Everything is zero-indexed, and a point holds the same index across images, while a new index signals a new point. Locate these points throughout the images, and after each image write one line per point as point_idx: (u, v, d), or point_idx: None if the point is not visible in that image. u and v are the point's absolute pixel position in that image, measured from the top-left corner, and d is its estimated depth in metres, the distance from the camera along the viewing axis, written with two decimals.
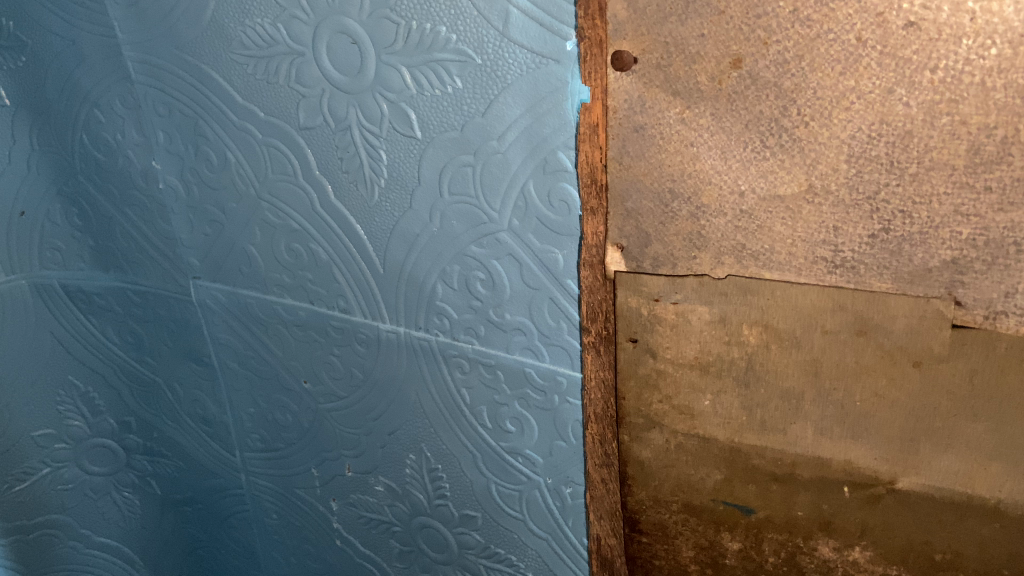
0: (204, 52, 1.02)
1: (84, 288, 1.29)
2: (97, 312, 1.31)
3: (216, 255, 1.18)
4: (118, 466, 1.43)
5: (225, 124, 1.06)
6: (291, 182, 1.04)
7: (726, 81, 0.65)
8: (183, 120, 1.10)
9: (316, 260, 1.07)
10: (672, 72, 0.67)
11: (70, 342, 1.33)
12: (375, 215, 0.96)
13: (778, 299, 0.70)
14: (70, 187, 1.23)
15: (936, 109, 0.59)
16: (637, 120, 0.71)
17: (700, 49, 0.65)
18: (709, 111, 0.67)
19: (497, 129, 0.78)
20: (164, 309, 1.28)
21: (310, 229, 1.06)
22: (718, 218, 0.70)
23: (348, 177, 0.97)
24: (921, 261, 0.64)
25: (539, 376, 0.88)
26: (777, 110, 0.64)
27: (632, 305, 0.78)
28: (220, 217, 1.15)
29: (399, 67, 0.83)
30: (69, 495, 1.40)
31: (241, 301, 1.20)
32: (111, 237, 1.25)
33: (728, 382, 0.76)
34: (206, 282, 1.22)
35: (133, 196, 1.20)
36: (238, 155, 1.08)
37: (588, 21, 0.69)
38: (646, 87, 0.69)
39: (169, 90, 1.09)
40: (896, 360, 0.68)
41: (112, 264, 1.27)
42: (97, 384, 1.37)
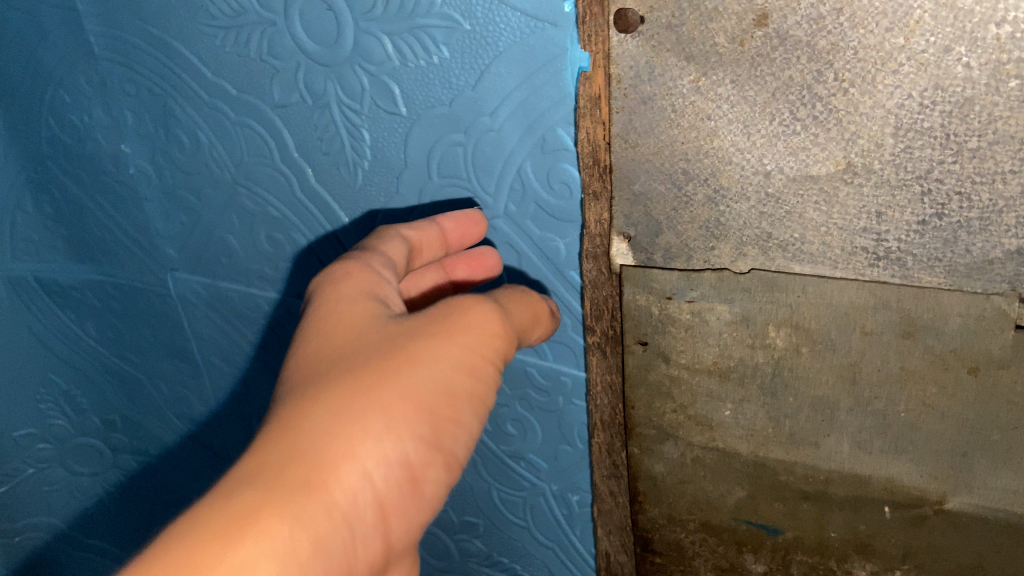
0: (169, 22, 0.92)
1: (60, 281, 1.22)
2: (75, 306, 1.24)
3: (193, 245, 1.10)
4: (106, 466, 1.39)
5: (197, 103, 0.97)
6: (269, 165, 0.95)
7: (748, 42, 0.55)
8: (151, 99, 1.00)
9: (300, 250, 1.00)
10: (685, 33, 0.57)
11: (50, 339, 1.29)
12: (365, 201, 0.89)
13: (810, 296, 0.61)
14: (35, 175, 1.15)
15: (1002, 72, 0.49)
16: (645, 90, 0.61)
17: (718, 5, 0.55)
18: (729, 78, 0.57)
19: (489, 103, 0.67)
20: (142, 303, 1.19)
21: (293, 217, 0.98)
22: (741, 203, 0.61)
23: (329, 159, 0.89)
24: (981, 252, 0.54)
25: (542, 376, 0.78)
26: (811, 75, 0.54)
27: (642, 302, 0.68)
28: (196, 205, 1.06)
29: (380, 36, 0.74)
30: (56, 494, 1.44)
31: (222, 292, 1.11)
32: (84, 226, 1.16)
33: (752, 390, 0.67)
34: (182, 273, 1.13)
35: (104, 182, 1.11)
36: (212, 137, 0.99)
37: None
38: (654, 51, 0.59)
39: (135, 66, 0.98)
40: (949, 365, 0.59)
41: (86, 255, 1.19)
42: (78, 384, 1.32)
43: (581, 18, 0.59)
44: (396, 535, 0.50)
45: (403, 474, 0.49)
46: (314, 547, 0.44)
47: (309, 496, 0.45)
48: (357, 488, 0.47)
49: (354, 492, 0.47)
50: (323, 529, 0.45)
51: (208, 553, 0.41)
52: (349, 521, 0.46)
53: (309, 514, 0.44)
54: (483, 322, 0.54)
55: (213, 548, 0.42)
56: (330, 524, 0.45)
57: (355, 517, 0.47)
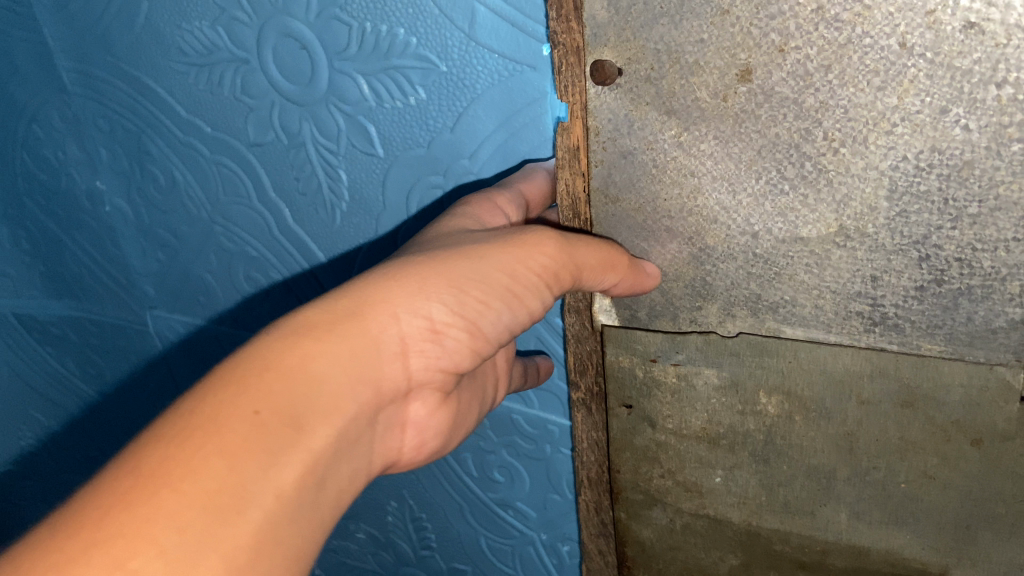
0: (140, 59, 0.87)
1: (39, 317, 1.20)
2: (55, 342, 1.22)
3: (171, 282, 1.06)
4: None
5: (171, 140, 0.92)
6: (245, 204, 0.91)
7: (731, 98, 0.51)
8: (124, 135, 0.96)
9: (280, 291, 0.97)
10: (665, 86, 0.53)
11: (32, 376, 1.29)
12: (343, 244, 0.86)
13: (803, 361, 0.58)
14: (11, 210, 1.13)
15: (1004, 135, 0.45)
16: (625, 143, 0.57)
17: (699, 58, 0.51)
18: (713, 133, 0.53)
19: (468, 146, 0.68)
20: (121, 340, 1.16)
21: (274, 256, 0.94)
22: (727, 262, 0.57)
23: (306, 200, 0.85)
24: (983, 321, 0.51)
25: (528, 424, 0.79)
26: (798, 134, 0.50)
27: (625, 364, 0.65)
28: (173, 242, 1.03)
29: (355, 76, 0.70)
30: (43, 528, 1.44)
31: (201, 329, 1.08)
32: (62, 261, 1.14)
33: (744, 457, 0.64)
34: (161, 310, 1.10)
35: (80, 218, 1.08)
36: (187, 175, 0.94)
37: (561, 23, 0.55)
38: (633, 104, 0.55)
39: (109, 103, 0.94)
40: (951, 436, 0.55)
41: (64, 291, 1.16)
42: (60, 419, 1.31)
43: (557, 67, 0.57)
44: (417, 378, 0.52)
45: (435, 327, 0.51)
46: (358, 360, 0.47)
47: (358, 327, 0.48)
48: (390, 327, 0.49)
49: (390, 329, 0.49)
50: (360, 352, 0.47)
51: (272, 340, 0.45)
52: (384, 350, 0.49)
53: (352, 339, 0.47)
54: (538, 239, 0.54)
55: (280, 345, 0.45)
56: (366, 351, 0.48)
57: (389, 349, 0.49)
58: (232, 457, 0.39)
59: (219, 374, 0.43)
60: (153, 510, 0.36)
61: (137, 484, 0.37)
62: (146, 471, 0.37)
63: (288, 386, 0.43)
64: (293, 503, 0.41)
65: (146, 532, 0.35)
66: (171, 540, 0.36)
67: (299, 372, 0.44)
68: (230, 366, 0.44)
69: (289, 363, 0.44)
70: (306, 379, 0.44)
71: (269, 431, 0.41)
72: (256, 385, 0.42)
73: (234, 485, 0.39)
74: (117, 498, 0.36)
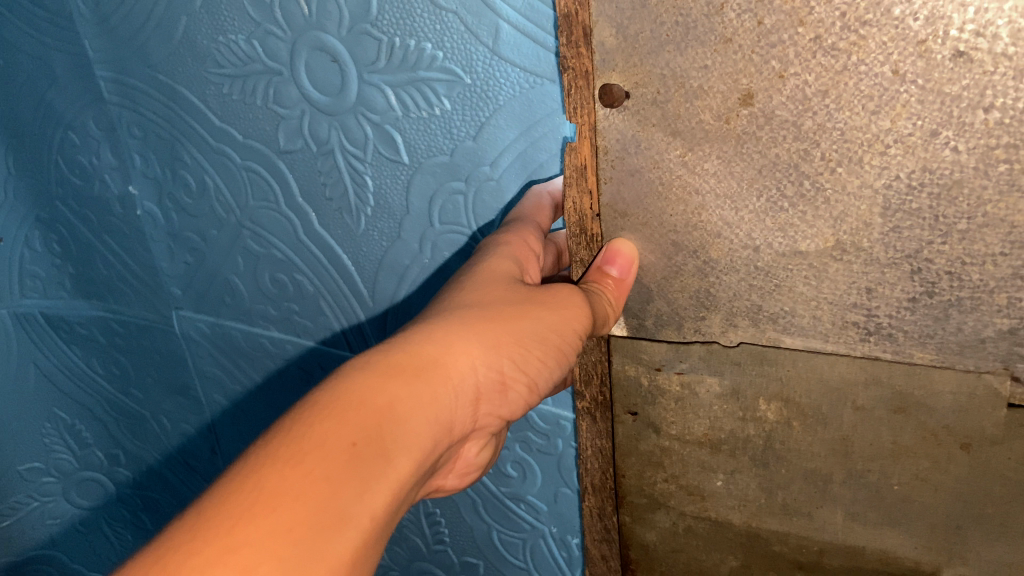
0: (176, 69, 0.88)
1: (66, 317, 1.22)
2: (80, 342, 1.23)
3: (198, 285, 1.06)
4: (110, 498, 1.39)
5: (203, 147, 0.93)
6: (271, 209, 0.92)
7: (734, 121, 0.54)
8: (157, 142, 0.97)
9: (304, 293, 0.97)
10: (670, 109, 0.56)
11: (54, 372, 1.29)
12: (365, 246, 0.87)
13: (801, 370, 0.60)
14: (41, 211, 1.14)
15: (991, 156, 0.48)
16: (633, 162, 0.60)
17: (703, 83, 0.54)
18: (716, 153, 0.56)
19: (489, 154, 0.71)
20: (147, 340, 1.17)
21: (300, 258, 0.94)
22: (730, 275, 0.60)
23: (332, 206, 0.86)
24: (972, 330, 0.54)
25: (541, 419, 0.82)
26: (797, 154, 0.54)
27: (631, 373, 0.68)
28: (200, 245, 1.03)
29: (383, 87, 0.73)
30: (60, 528, 1.43)
31: (227, 330, 1.08)
32: (88, 265, 1.14)
33: (744, 461, 0.66)
34: (188, 312, 1.10)
35: (110, 224, 1.09)
36: (217, 180, 0.95)
37: (571, 49, 0.58)
38: (641, 126, 0.58)
39: (143, 110, 0.95)
40: (941, 440, 0.58)
41: (93, 292, 1.17)
42: (83, 418, 1.33)
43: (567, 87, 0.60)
44: (476, 420, 0.55)
45: (493, 376, 0.54)
46: (438, 401, 0.49)
47: (440, 369, 0.50)
48: (464, 374, 0.52)
49: (465, 376, 0.52)
50: (441, 394, 0.50)
51: (370, 374, 0.47)
52: (459, 397, 0.51)
53: (435, 382, 0.49)
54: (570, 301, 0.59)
55: (377, 380, 0.47)
56: (445, 393, 0.50)
57: (462, 396, 0.52)
58: (336, 483, 0.41)
59: (319, 403, 0.45)
60: (271, 525, 0.38)
61: (256, 502, 0.38)
62: (267, 489, 0.39)
63: (382, 417, 0.45)
64: (381, 528, 0.43)
65: (266, 542, 0.37)
66: (289, 551, 0.37)
67: (393, 407, 0.46)
68: (330, 395, 0.45)
69: (386, 399, 0.46)
70: (397, 415, 0.46)
71: (367, 461, 0.43)
72: (355, 417, 0.44)
73: (342, 509, 0.40)
74: (240, 513, 0.38)
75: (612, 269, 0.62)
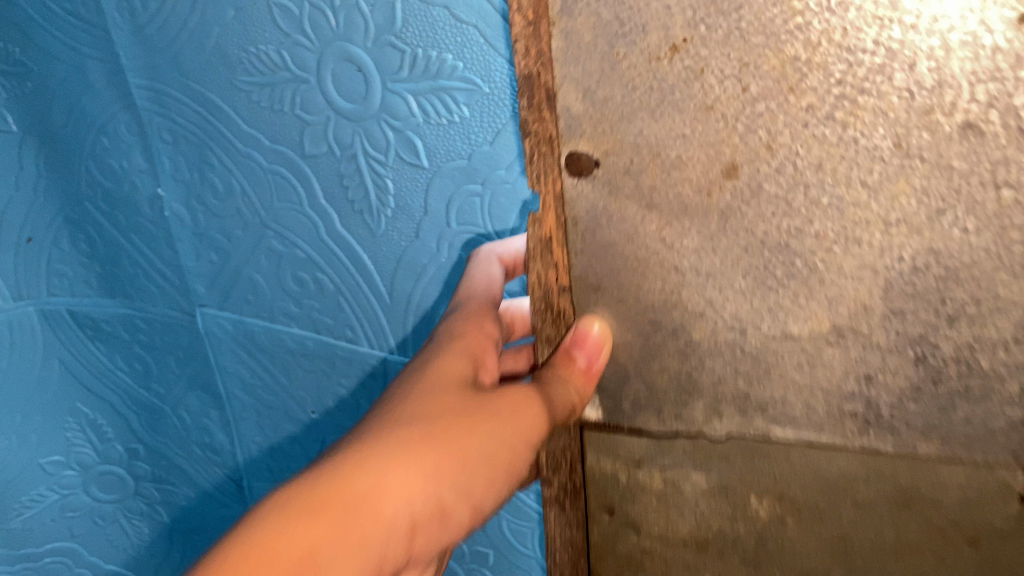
0: (208, 79, 0.94)
1: (93, 316, 1.16)
2: (106, 339, 1.18)
3: (223, 283, 1.07)
4: (127, 494, 1.27)
5: (234, 155, 0.97)
6: (298, 212, 0.95)
7: (716, 194, 0.49)
8: (189, 148, 1.01)
9: (328, 293, 0.97)
10: (645, 180, 0.51)
11: (76, 366, 1.20)
12: (387, 245, 0.88)
13: (796, 465, 0.55)
14: (58, 207, 1.11)
15: (1005, 237, 0.43)
16: (605, 235, 0.54)
17: (682, 154, 0.49)
18: (696, 229, 0.51)
19: (505, 158, 0.72)
20: (171, 337, 1.15)
21: (335, 247, 0.93)
22: (715, 358, 0.54)
23: (355, 209, 0.89)
24: (981, 421, 0.49)
25: None
26: (787, 232, 0.48)
27: (607, 468, 0.61)
28: (225, 245, 1.05)
29: (405, 94, 0.76)
30: (75, 523, 1.25)
31: (251, 336, 1.08)
32: (107, 271, 1.13)
33: (734, 564, 0.59)
34: (212, 313, 1.10)
35: (133, 226, 1.10)
36: (245, 186, 0.98)
37: (533, 113, 0.53)
38: (613, 197, 0.53)
39: (174, 116, 1.00)
40: (948, 536, 0.52)
41: (117, 288, 1.14)
42: (106, 413, 1.23)
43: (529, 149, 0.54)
44: (416, 557, 0.49)
45: (439, 505, 0.48)
46: (366, 541, 0.43)
47: (375, 504, 0.44)
48: (403, 508, 0.46)
49: (404, 510, 0.46)
50: (375, 534, 0.44)
51: (298, 512, 0.42)
52: (395, 535, 0.45)
53: (371, 519, 0.44)
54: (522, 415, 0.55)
55: (305, 520, 0.41)
56: (380, 532, 0.44)
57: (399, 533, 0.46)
58: None
59: (234, 550, 0.39)
60: None
61: None
62: None
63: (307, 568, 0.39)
64: None
65: None
66: None
67: (314, 552, 0.40)
68: (248, 540, 0.40)
69: (311, 543, 0.40)
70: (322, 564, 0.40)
71: None
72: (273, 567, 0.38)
73: None
74: None
75: (579, 355, 0.56)
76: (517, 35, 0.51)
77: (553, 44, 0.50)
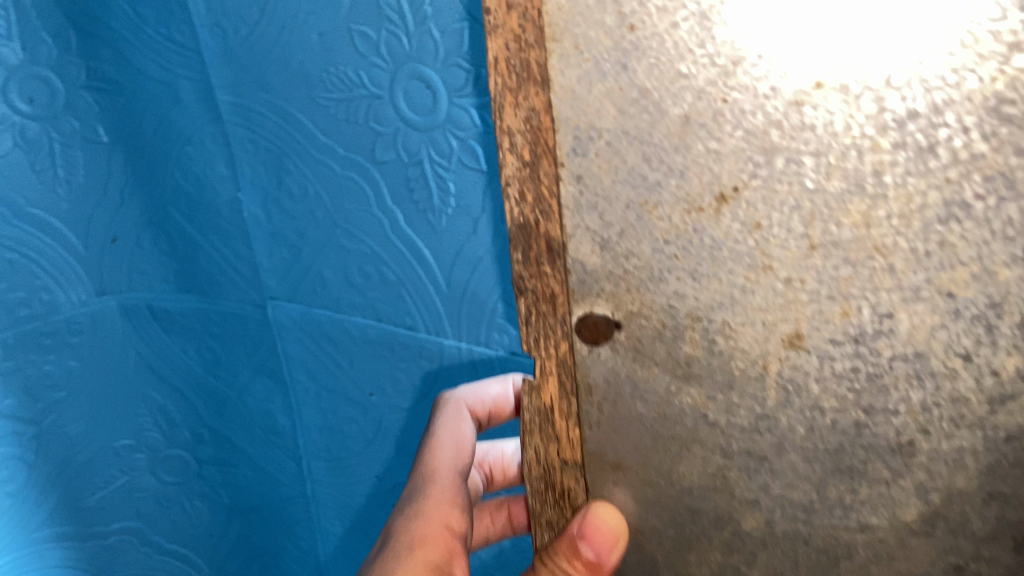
0: (292, 92, 0.84)
1: (165, 309, 0.94)
2: (182, 334, 0.96)
3: (292, 278, 0.95)
4: (190, 475, 1.02)
5: (311, 161, 0.88)
6: (367, 211, 0.87)
7: (773, 365, 0.40)
8: (266, 156, 0.90)
9: (388, 286, 0.89)
10: (683, 349, 0.41)
11: (154, 358, 0.96)
12: (449, 243, 0.82)
13: None
14: (143, 209, 0.89)
15: None
16: (631, 408, 0.44)
17: (732, 319, 0.40)
18: (748, 405, 0.41)
19: None
20: (239, 328, 0.97)
21: (393, 245, 0.87)
22: (773, 554, 0.44)
23: (417, 208, 0.83)
24: None
25: None
26: (864, 409, 0.39)
27: None
28: (298, 243, 0.93)
29: (470, 109, 0.74)
30: (143, 506, 0.98)
31: (325, 334, 0.96)
32: (187, 262, 0.93)
33: None
34: (292, 307, 0.97)
35: (216, 228, 0.93)
36: (318, 187, 0.89)
37: (529, 266, 0.43)
38: (639, 365, 0.43)
39: (258, 130, 0.89)
40: None
41: (191, 284, 0.94)
42: (174, 399, 0.99)
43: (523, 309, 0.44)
44: None
45: None
46: None
47: None
48: None
49: None
50: None
51: None
52: None
53: None
54: None
55: None
56: None
57: None
58: None
59: None
60: None
61: None
62: None
63: None
64: None
65: None
66: None
67: None
68: None
69: None
70: None
71: None
72: None
73: None
74: None
75: (586, 549, 0.45)
76: (509, 177, 0.41)
77: (561, 189, 0.40)
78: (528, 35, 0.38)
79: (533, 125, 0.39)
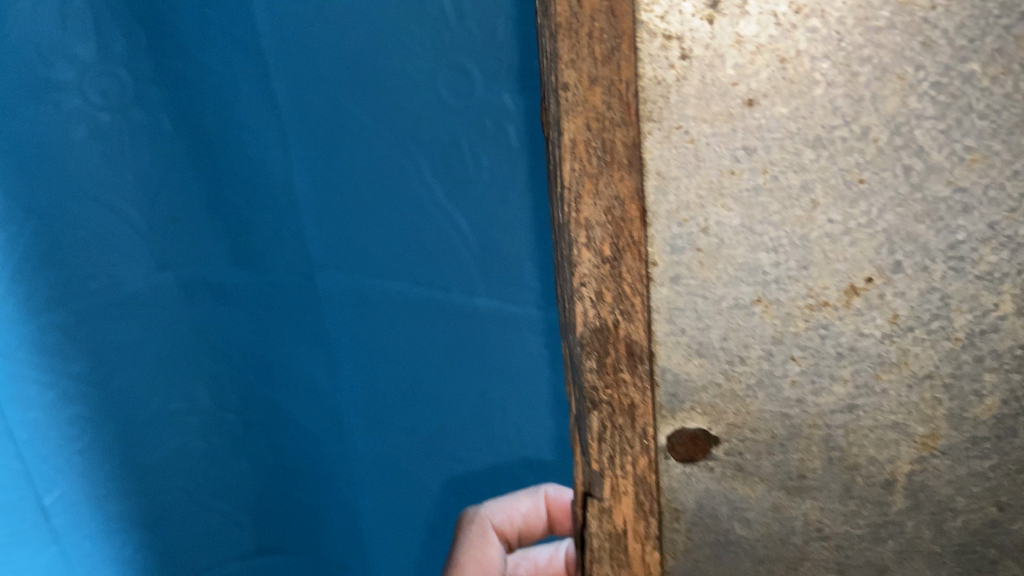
0: (320, 45, 0.63)
1: (193, 261, 0.73)
2: (220, 286, 0.74)
3: (332, 237, 0.69)
4: (236, 441, 0.80)
5: (356, 114, 0.64)
6: (408, 173, 0.63)
7: (902, 472, 0.35)
8: (305, 108, 0.65)
9: (428, 269, 0.65)
10: (795, 459, 0.35)
11: (196, 310, 0.75)
12: (492, 228, 0.61)
13: None
14: (190, 157, 0.70)
15: None
16: (728, 532, 0.37)
17: (858, 422, 0.34)
18: (868, 517, 0.36)
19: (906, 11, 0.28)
20: (272, 281, 0.73)
21: (439, 184, 0.62)
22: None
23: (475, 180, 0.60)
24: None
25: None
26: (1003, 512, 0.35)
27: None
28: (332, 208, 0.68)
29: None
30: (189, 478, 0.78)
31: (365, 298, 0.69)
32: (235, 238, 0.72)
33: None
34: (335, 274, 0.70)
35: (267, 200, 0.70)
36: (362, 146, 0.64)
37: (606, 377, 0.35)
38: (738, 480, 0.36)
39: (299, 81, 0.65)
40: None
41: (235, 237, 0.72)
42: (213, 355, 0.77)
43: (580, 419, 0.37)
44: None
45: None
46: None
47: None
48: None
49: None
50: None
51: None
52: None
53: None
54: None
55: None
56: None
57: None
58: None
59: None
60: None
61: None
62: None
63: None
64: None
65: None
66: None
67: None
68: None
69: None
70: None
71: None
72: None
73: None
74: None
75: None
76: (583, 275, 0.34)
77: (652, 288, 0.34)
78: (612, 114, 0.31)
79: (615, 215, 0.33)
